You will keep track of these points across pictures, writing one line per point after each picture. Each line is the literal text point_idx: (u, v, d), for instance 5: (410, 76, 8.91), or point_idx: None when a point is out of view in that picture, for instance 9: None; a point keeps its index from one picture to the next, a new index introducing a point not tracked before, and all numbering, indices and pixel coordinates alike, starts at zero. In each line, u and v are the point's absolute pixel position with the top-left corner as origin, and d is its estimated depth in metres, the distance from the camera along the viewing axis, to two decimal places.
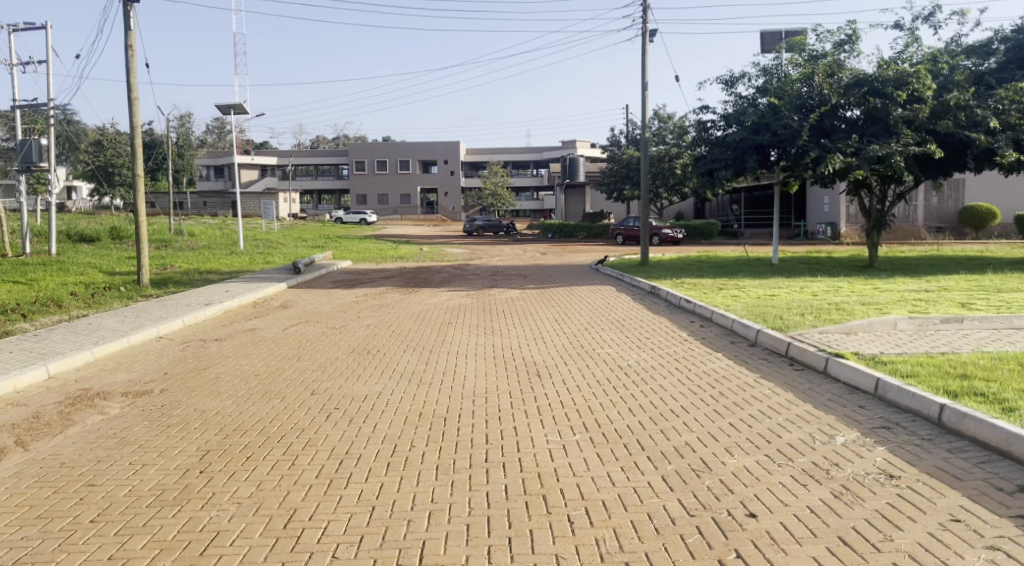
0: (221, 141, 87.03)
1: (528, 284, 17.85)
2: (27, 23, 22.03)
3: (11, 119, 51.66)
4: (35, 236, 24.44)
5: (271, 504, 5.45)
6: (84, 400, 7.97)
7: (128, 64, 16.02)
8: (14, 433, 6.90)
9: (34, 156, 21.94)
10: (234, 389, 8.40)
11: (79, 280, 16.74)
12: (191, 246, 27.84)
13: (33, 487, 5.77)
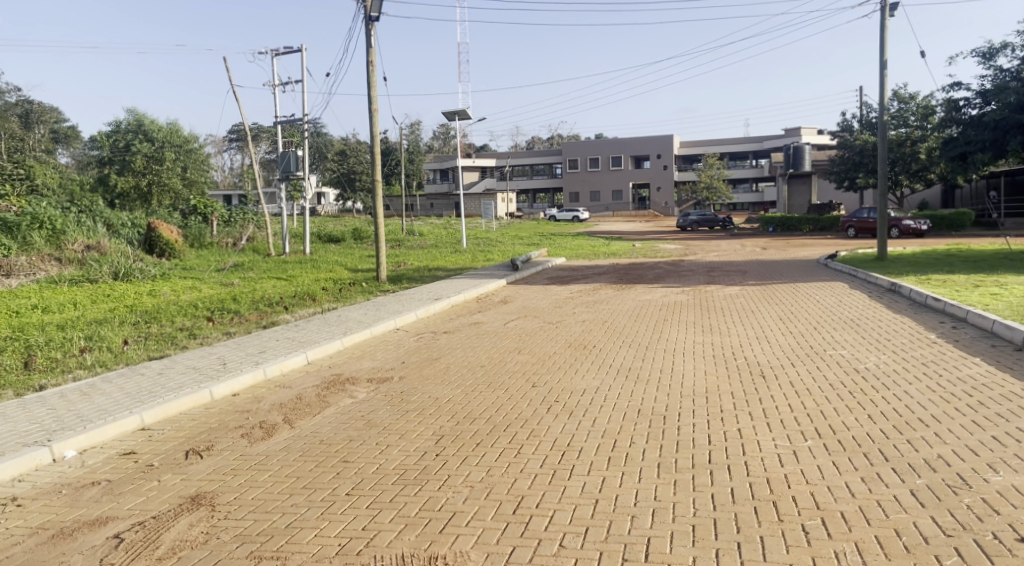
0: (445, 146, 91.93)
1: (750, 280, 17.23)
2: (284, 48, 24.54)
3: (272, 134, 57.86)
4: (292, 237, 27.15)
5: (500, 489, 5.71)
6: (336, 384, 8.76)
7: (369, 77, 17.34)
8: (282, 412, 7.73)
9: (292, 166, 24.36)
10: (463, 378, 8.89)
11: (327, 276, 18.34)
12: (420, 245, 29.67)
13: (298, 461, 6.42)
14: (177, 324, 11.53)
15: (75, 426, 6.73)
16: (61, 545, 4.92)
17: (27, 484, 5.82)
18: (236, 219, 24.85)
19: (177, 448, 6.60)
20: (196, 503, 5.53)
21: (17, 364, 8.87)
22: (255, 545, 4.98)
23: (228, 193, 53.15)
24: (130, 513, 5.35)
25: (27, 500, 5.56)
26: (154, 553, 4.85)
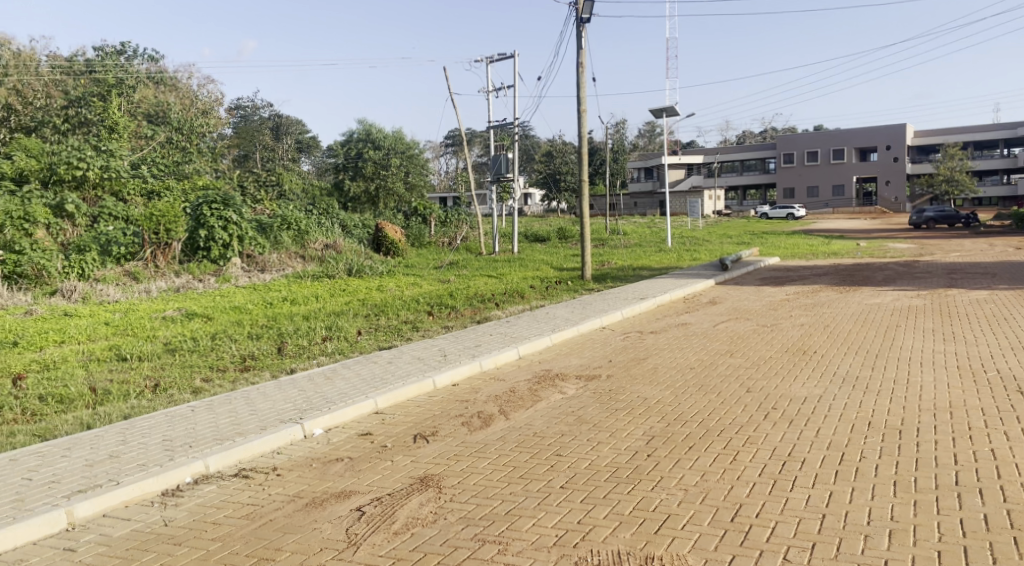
0: (651, 144, 91.12)
1: (995, 284, 15.68)
2: (499, 54, 25.44)
3: (485, 138, 60.15)
4: (501, 237, 28.11)
5: (716, 495, 5.63)
6: (547, 379, 9.01)
7: (579, 79, 17.59)
8: (497, 403, 8.06)
9: (503, 168, 25.18)
10: (672, 379, 8.82)
11: (535, 275, 18.86)
12: (625, 244, 29.69)
13: (515, 451, 6.66)
14: (401, 317, 12.35)
15: (321, 407, 7.43)
16: (313, 513, 5.45)
17: (284, 456, 6.51)
18: (451, 220, 26.11)
19: (407, 432, 7.09)
20: (425, 484, 5.91)
21: (271, 349, 9.92)
22: (479, 527, 5.23)
23: (443, 195, 55.87)
24: (369, 489, 5.83)
25: (285, 470, 6.22)
26: (391, 527, 5.23)
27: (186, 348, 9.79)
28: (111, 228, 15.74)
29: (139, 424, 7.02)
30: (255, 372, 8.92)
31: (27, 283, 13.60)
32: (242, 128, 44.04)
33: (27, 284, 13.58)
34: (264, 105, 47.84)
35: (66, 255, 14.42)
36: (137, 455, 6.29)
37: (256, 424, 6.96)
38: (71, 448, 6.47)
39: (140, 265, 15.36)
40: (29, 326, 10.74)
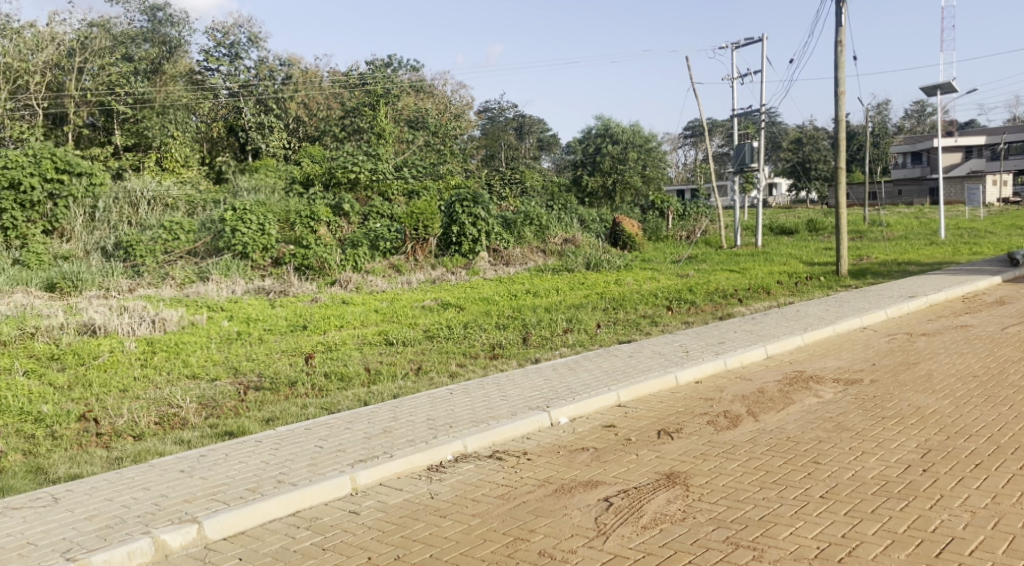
0: (919, 127, 83.26)
1: None
2: (748, 39, 24.45)
3: (729, 128, 58.28)
4: (746, 230, 27.13)
5: (1011, 521, 5.09)
6: (800, 381, 8.61)
7: (838, 59, 16.55)
8: (746, 403, 7.83)
9: (747, 158, 24.21)
10: (950, 388, 8.07)
11: (783, 270, 18.01)
12: (887, 236, 27.42)
13: (767, 454, 6.43)
14: (640, 312, 12.35)
15: (566, 397, 7.64)
16: (563, 500, 5.63)
17: (534, 442, 6.79)
18: (690, 213, 25.55)
19: (651, 427, 7.11)
20: (671, 481, 5.90)
21: (518, 338, 10.35)
22: (730, 530, 5.12)
23: (685, 187, 54.78)
24: (616, 481, 5.92)
25: (535, 455, 6.48)
26: (640, 521, 5.27)
27: (443, 335, 10.47)
28: (378, 224, 17.10)
29: (406, 403, 7.64)
30: (504, 360, 9.36)
31: (312, 273, 15.20)
32: (488, 129, 46.07)
33: (312, 275, 15.17)
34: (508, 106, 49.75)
35: (342, 250, 15.96)
36: (406, 431, 6.84)
37: (507, 409, 7.32)
38: (352, 421, 7.18)
39: (403, 259, 16.62)
40: (313, 312, 12.00)
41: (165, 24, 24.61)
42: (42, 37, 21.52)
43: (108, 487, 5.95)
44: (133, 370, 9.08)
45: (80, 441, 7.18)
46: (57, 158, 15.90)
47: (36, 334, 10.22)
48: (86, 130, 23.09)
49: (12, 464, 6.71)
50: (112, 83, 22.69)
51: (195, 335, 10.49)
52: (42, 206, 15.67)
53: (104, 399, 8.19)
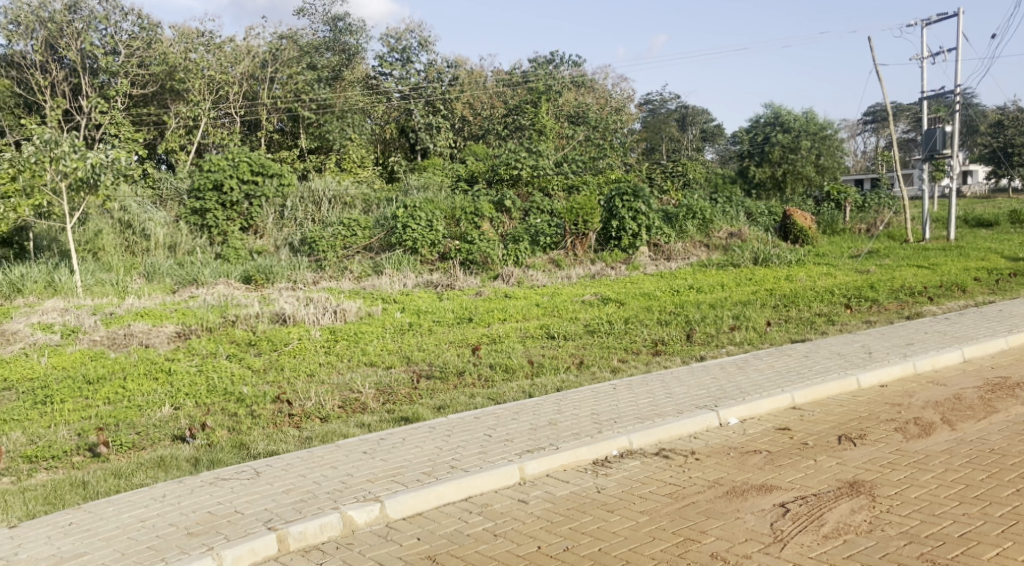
0: None
1: None
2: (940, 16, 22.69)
3: (915, 112, 54.34)
4: (936, 222, 25.21)
5: None
6: (1003, 388, 7.88)
7: None
8: (940, 411, 7.26)
9: (939, 143, 22.47)
10: None
11: (979, 266, 16.58)
12: None
13: (965, 466, 5.93)
14: (816, 310, 11.76)
15: (736, 396, 7.40)
16: (736, 503, 5.45)
17: (702, 441, 6.62)
18: (872, 204, 24.01)
19: (830, 432, 6.74)
20: (855, 490, 5.57)
21: (682, 335, 10.13)
22: (924, 547, 4.77)
23: (864, 177, 51.63)
24: (793, 486, 5.67)
25: (705, 455, 6.32)
26: (820, 530, 5.02)
27: (605, 330, 10.43)
28: (539, 220, 17.26)
29: (572, 397, 7.66)
30: (669, 356, 9.20)
31: (476, 268, 15.56)
32: (650, 121, 45.30)
33: (477, 269, 15.54)
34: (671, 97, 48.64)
35: (505, 245, 16.25)
36: (572, 424, 6.86)
37: (674, 407, 7.17)
38: (518, 412, 7.28)
39: (562, 254, 16.72)
40: (479, 305, 12.29)
41: (344, 33, 26.01)
42: (240, 51, 23.26)
43: (300, 465, 6.37)
44: (319, 356, 9.67)
45: (276, 420, 7.73)
46: (254, 162, 17.13)
47: (236, 322, 11.11)
48: (276, 135, 24.81)
49: (220, 438, 7.31)
50: (299, 91, 23.95)
51: (371, 325, 11.01)
52: (240, 206, 17.01)
53: (294, 382, 8.78)
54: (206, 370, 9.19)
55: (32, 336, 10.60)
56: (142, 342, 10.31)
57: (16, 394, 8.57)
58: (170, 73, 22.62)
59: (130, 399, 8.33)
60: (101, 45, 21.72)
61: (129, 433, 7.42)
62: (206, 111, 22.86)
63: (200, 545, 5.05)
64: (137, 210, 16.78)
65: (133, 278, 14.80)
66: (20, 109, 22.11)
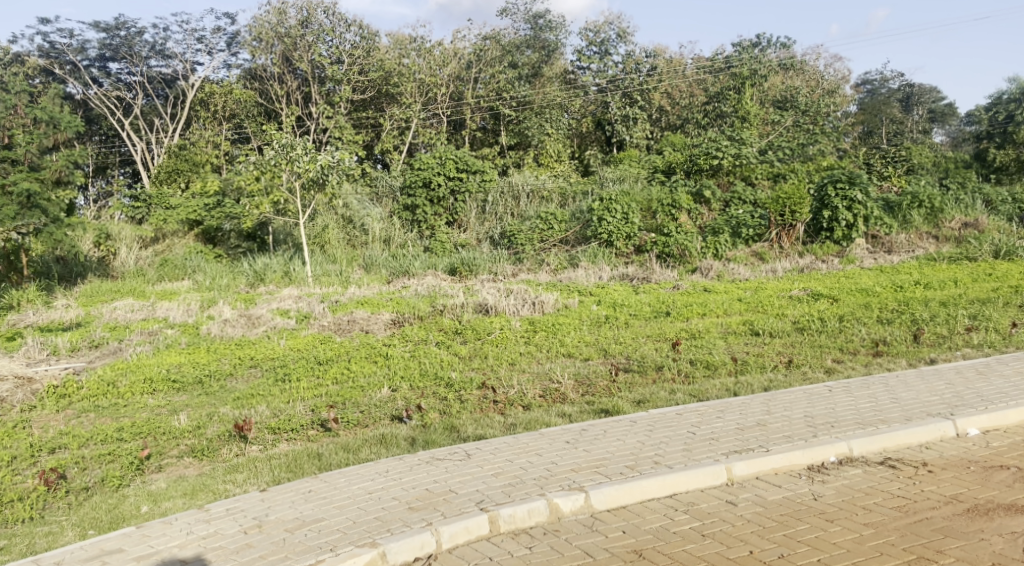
0: None
1: None
2: None
3: None
4: None
5: None
6: None
7: None
8: None
9: None
10: None
11: None
12: None
13: None
14: None
15: (977, 405, 6.78)
16: (979, 522, 5.02)
17: (934, 452, 6.13)
18: None
19: None
20: None
21: (907, 335, 9.40)
22: None
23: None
24: None
25: (937, 468, 5.84)
26: None
27: (816, 328, 9.89)
28: (740, 210, 16.63)
29: (781, 397, 7.35)
30: (891, 358, 8.59)
31: (673, 261, 15.26)
32: (869, 101, 42.30)
33: (674, 262, 15.22)
34: (896, 75, 44.90)
35: (702, 237, 15.84)
36: (783, 426, 6.57)
37: (901, 413, 6.69)
38: (723, 410, 7.07)
39: (765, 246, 16.08)
40: (677, 299, 12.08)
41: (544, 31, 26.09)
42: (447, 53, 24.20)
43: (508, 451, 6.58)
44: (520, 346, 9.90)
45: (482, 406, 8.05)
46: (460, 160, 17.93)
47: (444, 310, 11.62)
48: (479, 133, 25.51)
49: (433, 420, 7.77)
50: (500, 89, 24.64)
51: (570, 316, 11.10)
52: (446, 202, 17.75)
53: (498, 370, 9.08)
54: (418, 355, 9.71)
55: (272, 320, 11.63)
56: (363, 329, 11.07)
57: (260, 371, 9.47)
58: (386, 78, 24.01)
59: (354, 379, 8.98)
60: (327, 56, 23.73)
61: (355, 411, 8.02)
62: (416, 113, 24.08)
63: (420, 520, 5.45)
64: (357, 207, 18.16)
65: (354, 269, 15.91)
66: (261, 116, 25.00)
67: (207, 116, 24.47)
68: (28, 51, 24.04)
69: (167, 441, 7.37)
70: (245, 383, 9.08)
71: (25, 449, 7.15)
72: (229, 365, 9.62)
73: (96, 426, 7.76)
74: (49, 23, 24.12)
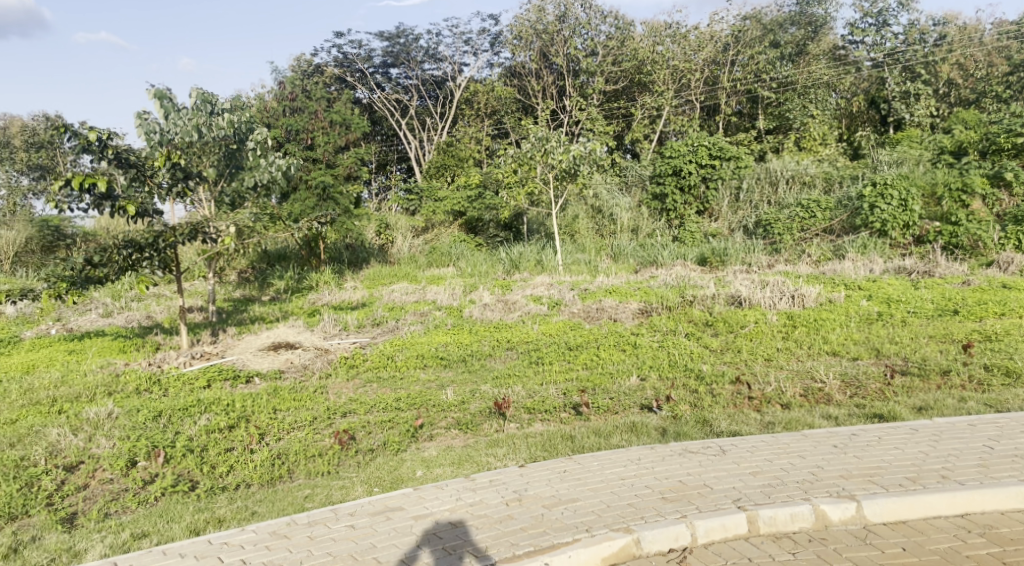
0: None
1: None
2: None
3: None
4: None
5: None
6: None
7: None
8: None
9: None
10: None
11: None
12: None
13: None
14: None
15: None
16: None
17: None
18: None
19: None
20: None
21: None
22: None
23: None
24: None
25: None
26: None
27: None
28: None
29: None
30: None
31: (962, 253, 13.74)
32: None
33: (962, 254, 13.71)
34: None
35: (1002, 226, 13.85)
36: None
37: None
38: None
39: None
40: (966, 296, 10.80)
41: (812, 4, 23.75)
42: (703, 37, 23.09)
43: (768, 449, 6.22)
44: (777, 341, 9.34)
45: (736, 402, 7.68)
46: (713, 146, 17.20)
47: (694, 301, 11.25)
48: (734, 117, 24.21)
49: (684, 412, 7.53)
50: (759, 71, 23.26)
51: (834, 312, 10.29)
52: (697, 189, 17.19)
53: (753, 365, 8.62)
54: (667, 346, 9.49)
55: (526, 305, 11.95)
56: (612, 317, 11.03)
57: (516, 353, 9.74)
58: (639, 67, 23.92)
59: (603, 366, 8.97)
60: (582, 48, 24.06)
61: (605, 397, 8.00)
62: (669, 100, 23.55)
63: (675, 512, 5.32)
64: (607, 197, 18.30)
65: (603, 258, 15.92)
66: (519, 112, 26.15)
67: (471, 113, 25.76)
68: (324, 61, 26.67)
69: (436, 412, 7.78)
70: (502, 364, 9.40)
71: (322, 411, 7.79)
72: (488, 346, 9.99)
73: (377, 395, 8.35)
74: (342, 35, 26.47)
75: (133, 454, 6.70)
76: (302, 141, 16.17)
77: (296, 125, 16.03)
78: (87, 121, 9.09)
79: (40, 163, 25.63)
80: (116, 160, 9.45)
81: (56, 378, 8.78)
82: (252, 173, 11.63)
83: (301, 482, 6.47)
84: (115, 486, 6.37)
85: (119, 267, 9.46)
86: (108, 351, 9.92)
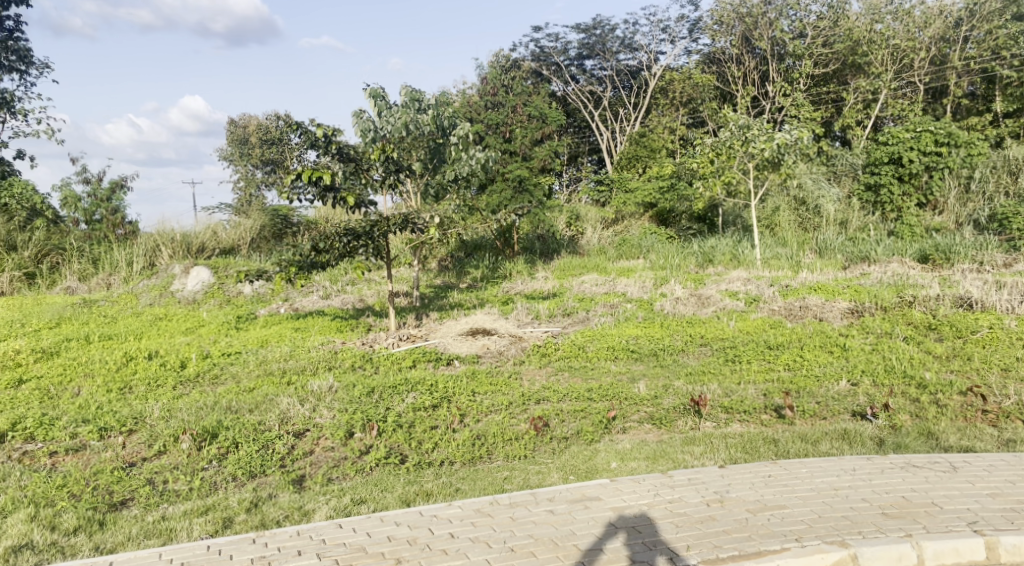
0: None
1: None
2: None
3: None
4: None
5: None
6: None
7: None
8: None
9: None
10: None
11: None
12: None
13: None
14: None
15: None
16: None
17: None
18: None
19: None
20: None
21: None
22: None
23: None
24: None
25: None
26: None
27: None
28: None
29: None
30: None
31: None
32: None
33: None
34: None
35: None
36: None
37: None
38: None
39: None
40: None
41: None
42: (931, 12, 21.33)
43: (1007, 469, 5.65)
44: (1014, 350, 8.44)
45: (965, 414, 7.02)
46: (940, 132, 15.65)
47: (914, 302, 10.36)
48: (965, 100, 22.09)
49: (904, 422, 6.94)
50: (999, 47, 20.69)
51: None
52: (919, 179, 15.87)
53: (987, 375, 7.82)
54: (882, 349, 8.80)
55: (722, 300, 11.54)
56: (817, 316, 10.41)
57: (711, 350, 9.41)
58: (853, 48, 22.40)
59: (809, 368, 8.46)
60: (789, 30, 22.99)
61: (811, 401, 7.53)
62: (887, 83, 21.92)
63: (898, 529, 4.90)
64: (813, 188, 17.33)
65: (806, 253, 15.09)
66: (717, 99, 25.52)
67: (666, 103, 25.28)
68: (523, 56, 27.22)
69: (629, 405, 7.65)
70: (696, 360, 9.12)
71: (518, 396, 7.90)
72: (682, 341, 9.73)
73: (570, 384, 8.37)
74: (540, 30, 26.87)
75: (350, 425, 7.11)
76: (501, 134, 16.33)
77: (496, 119, 16.23)
78: (315, 119, 9.75)
79: (271, 158, 27.84)
80: (339, 154, 10.09)
81: (285, 352, 9.52)
82: (454, 167, 11.96)
83: (500, 464, 6.58)
84: (336, 453, 6.77)
85: (339, 253, 10.13)
86: (328, 330, 10.61)
